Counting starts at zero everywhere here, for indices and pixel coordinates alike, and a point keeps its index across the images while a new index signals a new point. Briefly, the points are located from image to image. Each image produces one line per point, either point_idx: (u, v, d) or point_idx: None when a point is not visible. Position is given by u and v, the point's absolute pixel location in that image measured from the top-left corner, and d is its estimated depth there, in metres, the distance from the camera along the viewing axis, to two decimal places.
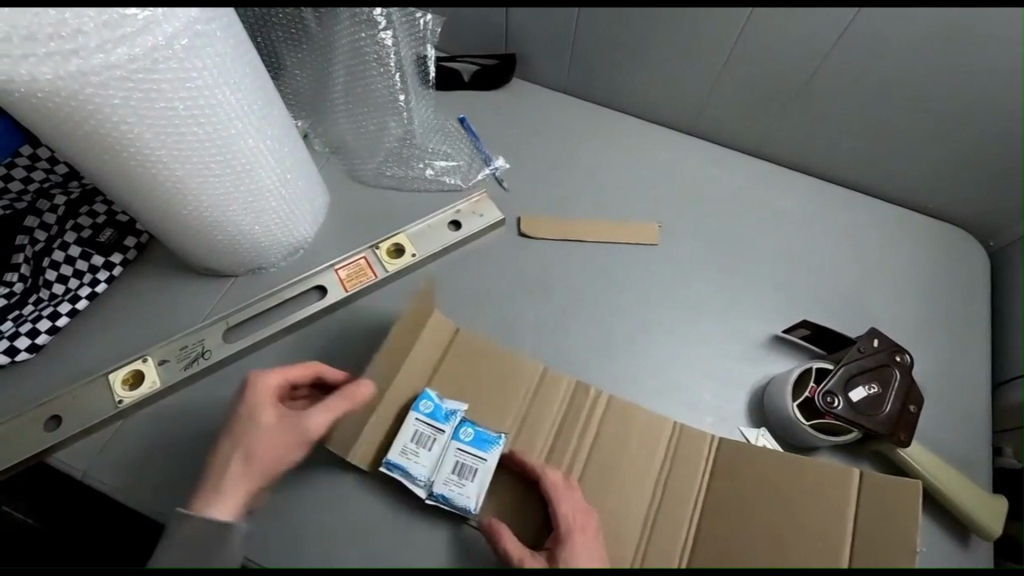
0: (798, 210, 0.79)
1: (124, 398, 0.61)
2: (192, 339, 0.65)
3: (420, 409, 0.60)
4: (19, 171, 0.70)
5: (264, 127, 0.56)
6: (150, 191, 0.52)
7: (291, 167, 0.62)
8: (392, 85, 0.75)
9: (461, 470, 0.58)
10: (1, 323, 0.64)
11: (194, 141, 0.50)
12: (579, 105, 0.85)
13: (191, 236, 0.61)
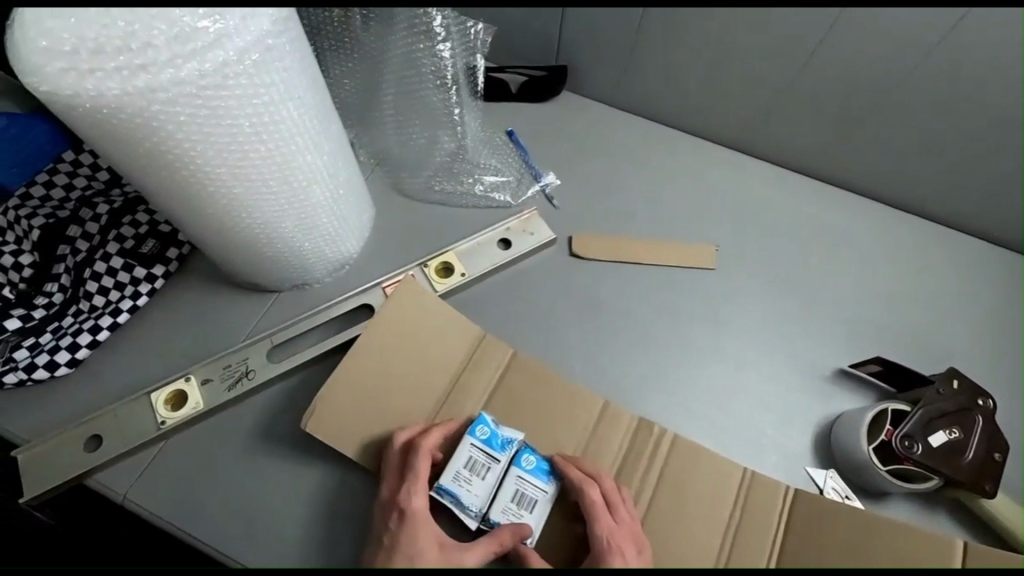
0: (861, 236, 0.76)
1: (166, 419, 0.59)
2: (235, 358, 0.63)
3: (478, 435, 0.56)
4: (61, 177, 0.68)
5: (323, 142, 0.54)
6: (205, 208, 0.50)
7: (344, 183, 0.60)
8: (448, 99, 0.72)
9: (521, 501, 0.55)
10: (41, 336, 0.62)
11: (254, 159, 0.47)
12: (631, 121, 0.82)
13: (240, 252, 0.58)
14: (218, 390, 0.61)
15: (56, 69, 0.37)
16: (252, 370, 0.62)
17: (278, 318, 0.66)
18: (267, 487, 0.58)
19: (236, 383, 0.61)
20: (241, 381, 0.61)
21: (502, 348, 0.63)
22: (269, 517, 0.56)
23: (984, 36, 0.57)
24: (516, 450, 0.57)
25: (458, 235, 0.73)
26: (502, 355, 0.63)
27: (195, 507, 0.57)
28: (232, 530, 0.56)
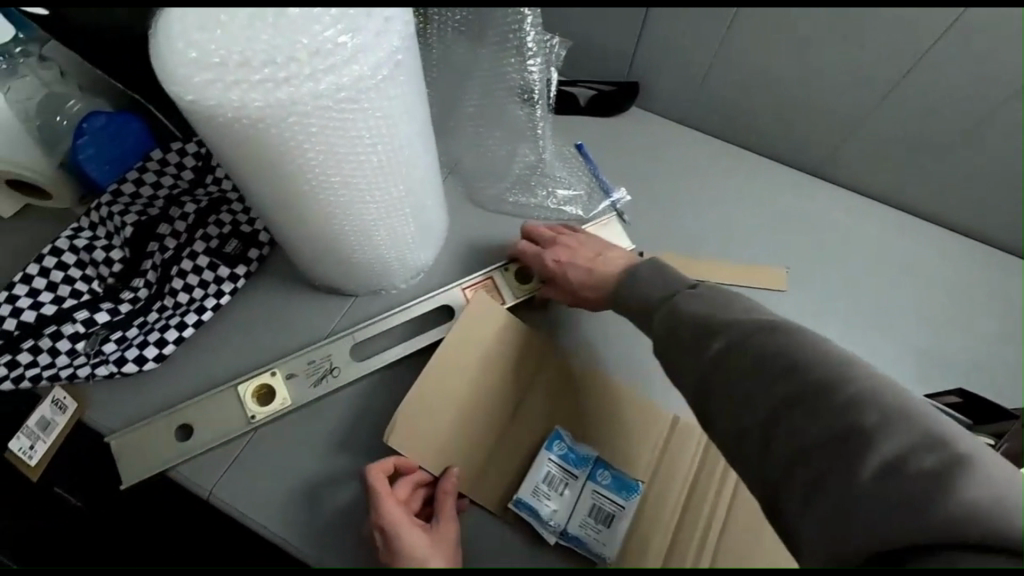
0: (934, 264, 0.75)
1: (256, 413, 0.60)
2: (319, 355, 0.63)
3: (554, 449, 0.58)
4: (149, 175, 0.69)
5: (422, 153, 0.54)
6: (309, 215, 0.51)
7: (429, 196, 0.60)
8: (533, 114, 0.72)
9: (598, 517, 0.56)
10: (130, 330, 0.64)
11: (360, 166, 0.48)
12: (698, 139, 0.82)
13: (328, 257, 0.59)
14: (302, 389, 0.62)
15: (203, 79, 0.39)
16: (336, 367, 0.63)
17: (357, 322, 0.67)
18: (349, 490, 0.59)
19: (321, 380, 0.62)
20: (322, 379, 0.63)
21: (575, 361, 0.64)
22: (349, 521, 0.57)
23: None
24: (589, 465, 0.58)
25: None
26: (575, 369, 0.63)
27: (278, 507, 0.58)
28: (316, 531, 0.57)
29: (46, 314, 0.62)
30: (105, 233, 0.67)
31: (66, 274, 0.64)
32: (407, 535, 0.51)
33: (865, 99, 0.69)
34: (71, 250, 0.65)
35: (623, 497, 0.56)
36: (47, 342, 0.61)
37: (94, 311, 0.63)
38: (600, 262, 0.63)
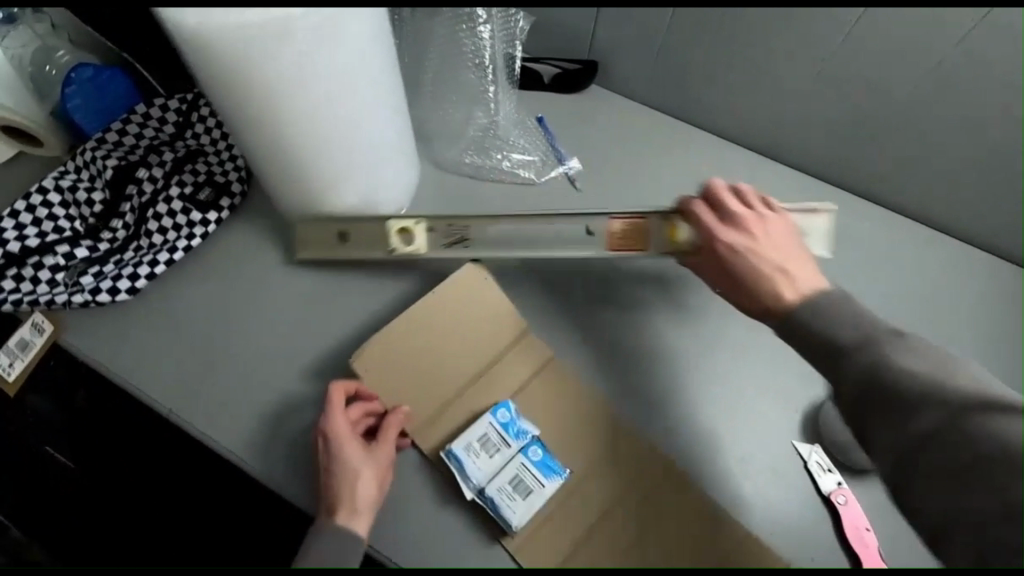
0: (869, 239, 0.79)
1: (395, 249, 0.68)
2: (459, 219, 0.68)
3: (496, 418, 0.62)
4: (133, 126, 0.75)
5: (389, 96, 0.61)
6: (286, 141, 0.57)
7: (402, 144, 0.68)
8: (485, 77, 0.79)
9: (520, 488, 0.59)
10: (107, 266, 0.69)
11: (332, 111, 0.56)
12: (653, 116, 0.88)
13: (305, 195, 0.66)
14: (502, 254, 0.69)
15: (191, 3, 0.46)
16: (469, 237, 0.69)
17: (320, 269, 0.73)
18: (299, 418, 0.64)
19: (455, 244, 0.69)
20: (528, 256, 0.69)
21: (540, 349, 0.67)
22: (295, 443, 0.62)
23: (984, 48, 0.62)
24: (524, 441, 0.61)
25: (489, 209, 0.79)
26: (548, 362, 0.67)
27: (231, 428, 0.63)
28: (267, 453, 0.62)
29: (30, 246, 0.67)
30: (88, 177, 0.72)
31: (51, 211, 0.70)
32: (346, 450, 0.57)
33: (799, 78, 0.74)
34: (56, 190, 0.71)
35: (548, 477, 0.60)
36: (30, 271, 0.67)
37: (74, 247, 0.69)
38: (781, 276, 0.55)
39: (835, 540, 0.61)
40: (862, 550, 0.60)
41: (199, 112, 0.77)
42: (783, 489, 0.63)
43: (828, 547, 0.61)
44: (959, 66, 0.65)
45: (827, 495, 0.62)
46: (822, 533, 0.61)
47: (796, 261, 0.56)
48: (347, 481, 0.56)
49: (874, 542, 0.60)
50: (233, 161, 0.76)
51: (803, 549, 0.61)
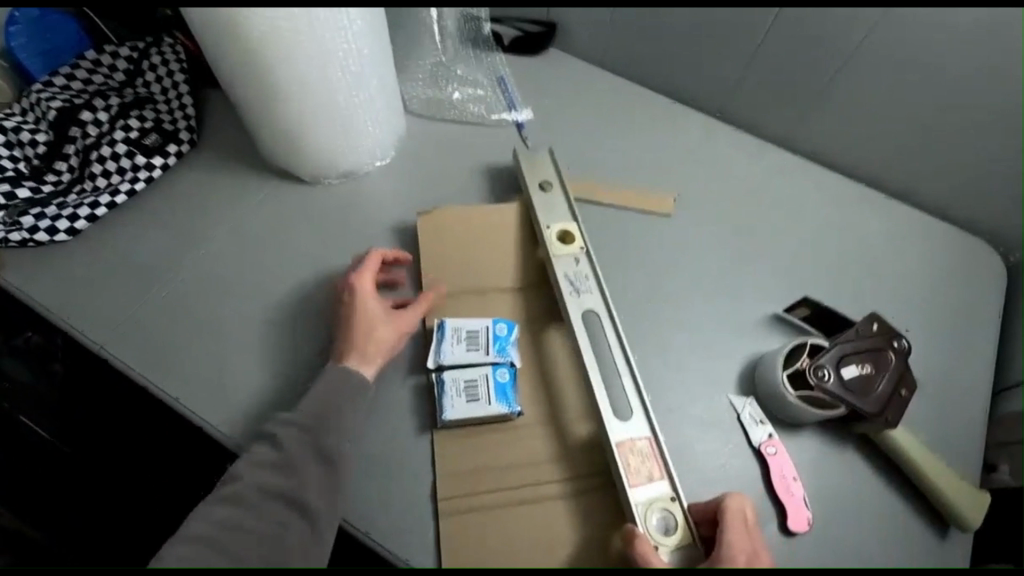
0: (818, 203, 0.80)
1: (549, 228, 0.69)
2: (582, 260, 0.68)
3: (494, 329, 0.65)
4: (81, 72, 0.75)
5: (365, 38, 0.64)
6: (254, 62, 0.60)
7: (377, 85, 0.70)
8: (431, 23, 0.82)
9: (469, 391, 0.61)
10: (47, 207, 0.69)
11: (299, 42, 0.59)
12: (610, 80, 0.90)
13: (271, 123, 0.68)
14: (564, 271, 0.67)
15: None
16: (585, 282, 0.66)
17: (270, 216, 0.74)
18: (236, 355, 0.64)
19: (573, 285, 0.66)
20: (587, 280, 0.66)
21: (558, 337, 0.67)
22: (229, 380, 0.63)
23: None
24: (504, 360, 0.63)
25: (442, 163, 0.80)
26: (551, 338, 0.67)
27: (166, 365, 0.63)
28: (202, 388, 0.62)
29: None
30: (34, 119, 0.73)
31: None
32: (371, 307, 0.63)
33: (747, 37, 0.77)
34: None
35: (498, 399, 0.61)
36: None
37: (15, 186, 0.69)
38: None
39: (761, 491, 0.60)
40: (787, 498, 0.59)
41: (149, 60, 0.78)
42: (715, 439, 0.63)
43: (756, 495, 0.60)
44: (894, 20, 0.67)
45: (758, 446, 0.62)
46: (750, 479, 0.61)
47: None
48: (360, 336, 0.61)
49: (800, 492, 0.60)
50: (182, 109, 0.76)
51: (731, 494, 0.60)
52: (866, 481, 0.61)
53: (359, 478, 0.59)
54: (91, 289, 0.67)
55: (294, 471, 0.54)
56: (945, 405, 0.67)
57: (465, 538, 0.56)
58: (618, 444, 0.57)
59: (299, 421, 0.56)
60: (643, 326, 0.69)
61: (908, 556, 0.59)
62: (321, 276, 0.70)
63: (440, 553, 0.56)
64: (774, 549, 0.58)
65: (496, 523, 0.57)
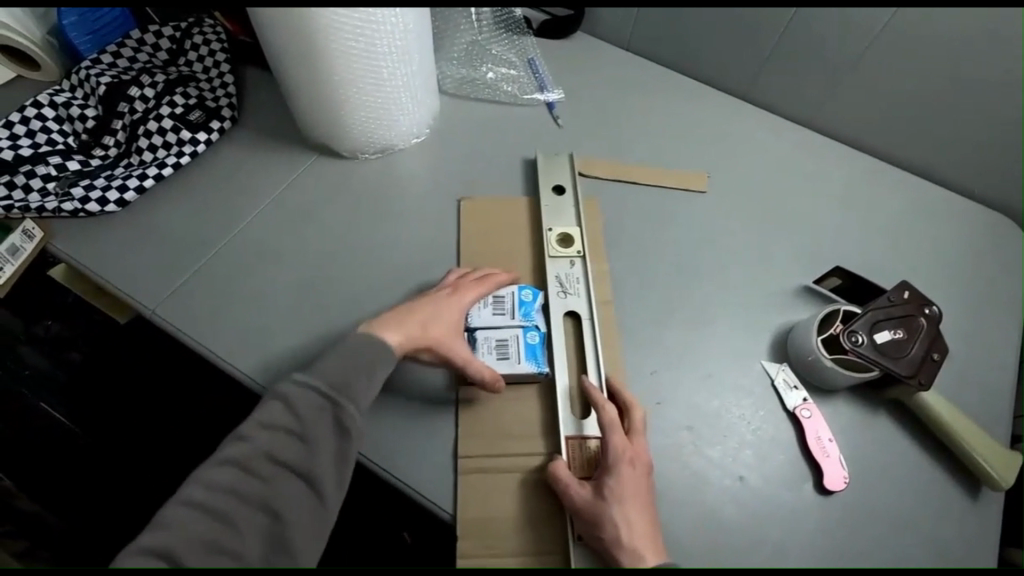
0: (843, 181, 0.82)
1: (552, 229, 0.73)
2: (571, 266, 0.70)
3: (520, 294, 0.66)
4: (127, 51, 0.79)
5: (408, 16, 0.66)
6: (300, 37, 0.62)
7: (418, 61, 0.72)
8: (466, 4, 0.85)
9: (500, 349, 0.62)
10: (97, 179, 0.71)
11: (347, 17, 0.61)
12: (637, 62, 0.92)
13: (313, 98, 0.70)
14: (556, 273, 0.69)
15: None
16: (573, 288, 0.69)
17: (311, 190, 0.76)
18: (281, 319, 0.66)
19: (563, 286, 0.69)
20: (577, 283, 0.69)
21: (568, 326, 0.67)
22: (278, 345, 0.64)
23: None
24: (528, 323, 0.64)
25: (477, 140, 0.82)
26: (564, 324, 0.67)
27: (215, 331, 0.65)
28: (250, 354, 0.64)
29: (23, 155, 0.71)
30: (83, 96, 0.77)
31: (44, 125, 0.74)
32: (430, 297, 0.62)
33: (774, 21, 0.79)
34: (50, 105, 0.75)
35: (528, 358, 0.62)
36: (22, 179, 0.70)
37: (66, 159, 0.72)
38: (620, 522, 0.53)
39: (797, 452, 0.62)
40: (823, 459, 0.61)
41: (191, 40, 0.80)
42: (749, 404, 0.65)
43: (790, 456, 0.62)
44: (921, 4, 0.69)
45: (792, 410, 0.64)
46: (786, 442, 0.63)
47: (647, 518, 0.54)
48: (412, 317, 0.59)
49: (835, 452, 0.61)
50: (224, 87, 0.79)
51: (765, 455, 0.62)
52: (897, 444, 0.63)
53: (407, 441, 0.60)
54: (139, 258, 0.69)
55: (324, 413, 0.52)
56: (975, 373, 0.68)
57: (475, 501, 0.56)
58: (564, 436, 0.59)
59: (331, 364, 0.55)
60: (676, 296, 0.71)
61: (943, 520, 0.60)
62: (363, 248, 0.72)
63: (455, 510, 0.56)
64: (808, 507, 0.60)
65: (499, 492, 0.57)
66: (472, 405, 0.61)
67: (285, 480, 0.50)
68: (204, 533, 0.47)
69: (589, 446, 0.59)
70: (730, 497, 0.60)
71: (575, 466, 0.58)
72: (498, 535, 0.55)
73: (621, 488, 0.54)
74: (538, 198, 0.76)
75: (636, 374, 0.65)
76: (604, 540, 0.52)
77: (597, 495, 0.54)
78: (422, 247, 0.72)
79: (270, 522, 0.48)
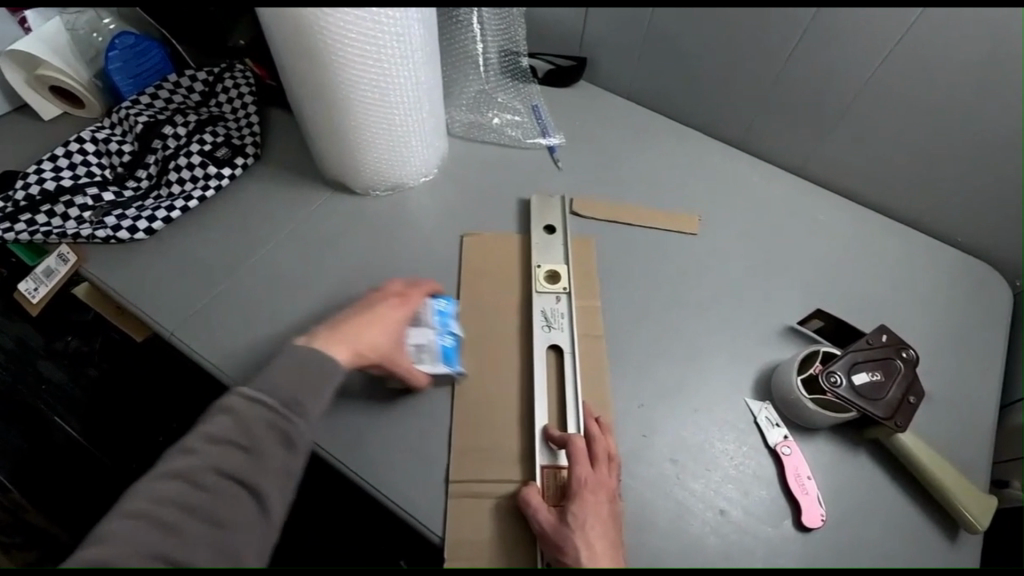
0: (831, 225, 0.85)
1: (541, 265, 0.77)
2: (556, 303, 0.74)
3: (436, 304, 0.70)
4: (164, 92, 0.86)
5: (419, 74, 0.73)
6: (319, 91, 0.69)
7: (429, 107, 0.78)
8: (475, 56, 0.91)
9: (418, 355, 0.67)
10: (129, 209, 0.78)
11: (362, 79, 0.68)
12: (636, 109, 0.98)
13: (328, 140, 0.76)
14: (542, 307, 0.73)
15: None
16: (555, 322, 0.72)
17: (325, 222, 0.81)
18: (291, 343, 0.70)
19: (547, 322, 0.72)
20: (561, 318, 0.73)
21: (551, 359, 0.70)
22: None
23: (921, 55, 0.71)
24: (444, 330, 0.69)
25: (483, 180, 0.87)
26: (547, 356, 0.71)
27: (226, 352, 0.69)
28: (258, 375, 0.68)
29: (63, 186, 0.77)
30: (122, 132, 0.84)
31: (84, 158, 0.80)
32: (384, 309, 0.65)
33: (761, 79, 0.85)
34: (91, 140, 0.82)
35: (442, 362, 0.67)
36: (62, 208, 0.76)
37: (102, 190, 0.79)
38: (582, 552, 0.54)
39: (777, 488, 0.64)
40: (802, 495, 0.63)
41: (223, 83, 0.88)
42: (733, 439, 0.67)
43: (771, 492, 0.64)
44: (893, 70, 0.75)
45: (773, 446, 0.66)
46: (767, 479, 0.65)
47: (610, 544, 0.56)
48: (364, 332, 0.62)
49: (814, 490, 0.63)
50: (249, 126, 0.86)
51: (747, 490, 0.64)
52: (878, 484, 0.65)
53: (402, 465, 0.63)
54: (162, 282, 0.74)
55: (271, 424, 0.53)
56: (957, 415, 0.70)
57: (459, 524, 0.59)
58: (539, 464, 0.62)
59: (280, 376, 0.56)
60: (665, 331, 0.74)
61: (923, 561, 0.61)
62: (371, 278, 0.76)
63: (444, 532, 0.59)
64: (788, 542, 0.61)
65: (481, 517, 0.60)
66: (464, 433, 0.65)
67: (232, 490, 0.50)
68: (148, 544, 0.46)
69: (561, 474, 0.62)
70: (711, 530, 0.62)
71: (548, 493, 0.61)
72: (475, 559, 0.58)
73: (584, 514, 0.56)
74: (530, 236, 0.80)
75: (624, 407, 0.68)
76: (566, 564, 0.55)
77: (562, 520, 0.56)
78: (427, 279, 0.77)
79: (214, 532, 0.48)
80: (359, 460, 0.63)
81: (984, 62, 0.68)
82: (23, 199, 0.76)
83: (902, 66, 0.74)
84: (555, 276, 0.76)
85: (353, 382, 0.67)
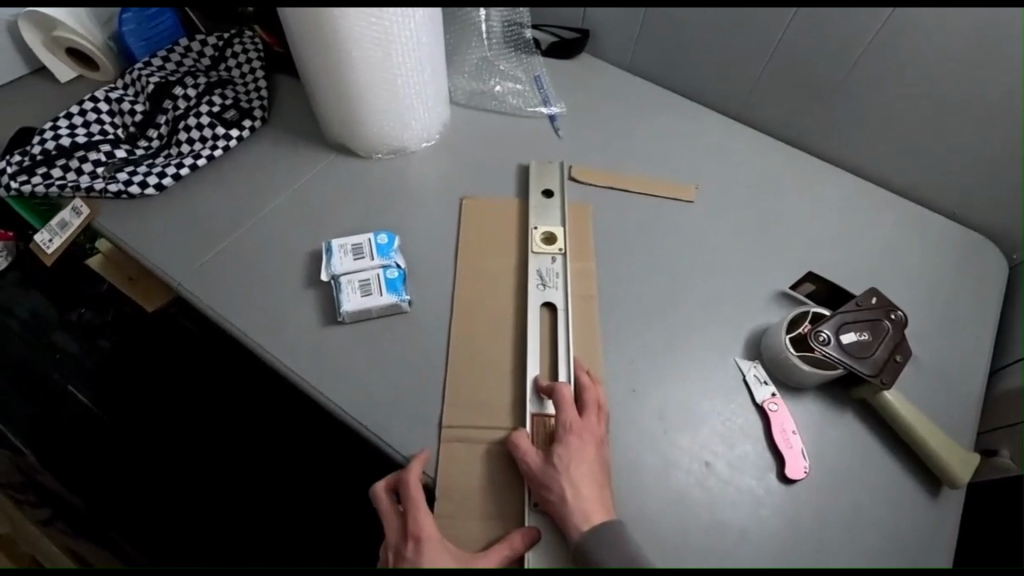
0: (827, 195, 0.86)
1: (538, 227, 0.79)
2: (551, 263, 0.76)
3: (377, 238, 0.74)
4: (175, 56, 0.89)
5: (421, 37, 0.74)
6: (322, 50, 0.70)
7: (430, 70, 0.79)
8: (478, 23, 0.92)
9: (363, 288, 0.70)
10: (140, 166, 0.80)
11: (364, 39, 0.69)
12: (638, 82, 0.99)
13: (331, 101, 0.78)
14: (537, 268, 0.75)
15: None
16: (550, 281, 0.74)
17: (328, 184, 0.83)
18: (293, 297, 0.73)
19: (542, 281, 0.74)
20: (557, 278, 0.74)
21: (545, 316, 0.72)
22: (285, 319, 0.71)
23: (919, 24, 0.72)
24: (385, 261, 0.72)
25: (484, 147, 0.89)
26: (541, 314, 0.72)
27: (231, 303, 0.72)
28: (262, 325, 0.70)
29: (78, 142, 0.80)
30: (134, 93, 0.87)
31: (98, 117, 0.83)
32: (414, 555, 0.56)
33: (761, 50, 0.85)
34: (105, 100, 0.84)
35: (388, 291, 0.70)
36: (76, 163, 0.79)
37: (114, 147, 0.81)
38: (566, 489, 0.57)
39: (762, 442, 0.66)
40: (786, 449, 0.64)
41: (232, 48, 0.90)
42: (721, 396, 0.68)
43: (756, 446, 0.65)
44: (891, 40, 0.75)
45: (760, 403, 0.67)
46: (753, 433, 0.66)
47: (595, 485, 0.58)
48: None
49: (798, 444, 0.65)
50: (257, 91, 0.88)
51: (733, 444, 0.66)
52: (863, 442, 0.66)
53: (397, 410, 0.65)
54: (170, 236, 0.77)
55: None
56: (945, 381, 0.71)
57: (450, 466, 0.61)
58: (530, 412, 0.64)
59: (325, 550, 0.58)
60: (658, 294, 0.76)
61: (904, 515, 0.62)
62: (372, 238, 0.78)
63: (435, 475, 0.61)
64: (770, 493, 0.63)
65: (470, 459, 0.62)
66: (458, 383, 0.67)
67: None
68: None
69: (550, 422, 0.64)
70: (695, 480, 0.63)
71: (537, 440, 0.63)
72: (464, 499, 0.60)
73: (570, 456, 0.58)
74: (529, 201, 0.82)
75: (615, 363, 0.70)
76: (552, 501, 0.57)
77: (549, 461, 0.59)
78: (426, 240, 0.79)
79: None
80: (356, 405, 0.65)
81: (981, 31, 0.68)
82: (39, 154, 0.79)
83: (900, 35, 0.74)
84: (552, 238, 0.78)
85: (352, 334, 0.70)
